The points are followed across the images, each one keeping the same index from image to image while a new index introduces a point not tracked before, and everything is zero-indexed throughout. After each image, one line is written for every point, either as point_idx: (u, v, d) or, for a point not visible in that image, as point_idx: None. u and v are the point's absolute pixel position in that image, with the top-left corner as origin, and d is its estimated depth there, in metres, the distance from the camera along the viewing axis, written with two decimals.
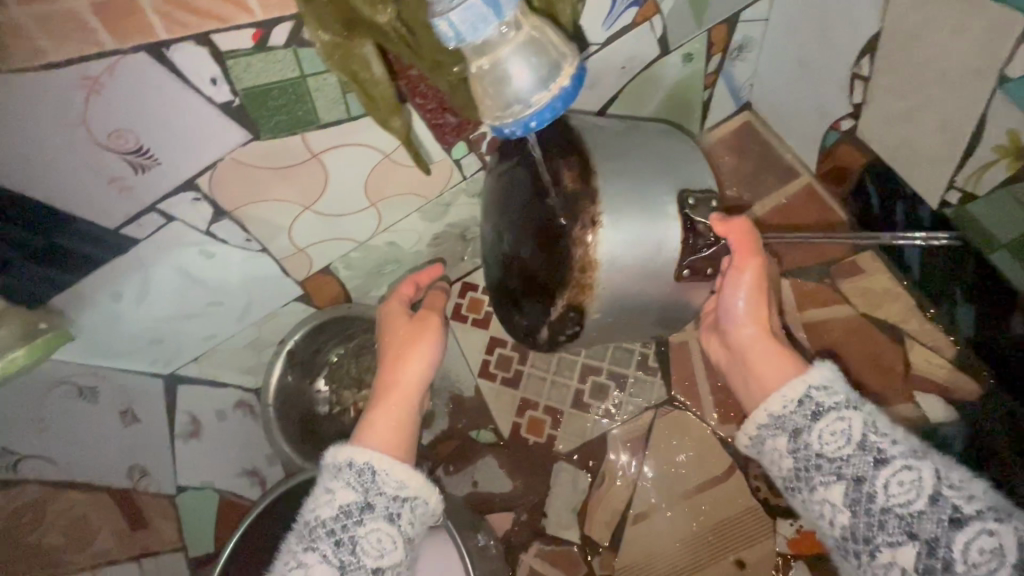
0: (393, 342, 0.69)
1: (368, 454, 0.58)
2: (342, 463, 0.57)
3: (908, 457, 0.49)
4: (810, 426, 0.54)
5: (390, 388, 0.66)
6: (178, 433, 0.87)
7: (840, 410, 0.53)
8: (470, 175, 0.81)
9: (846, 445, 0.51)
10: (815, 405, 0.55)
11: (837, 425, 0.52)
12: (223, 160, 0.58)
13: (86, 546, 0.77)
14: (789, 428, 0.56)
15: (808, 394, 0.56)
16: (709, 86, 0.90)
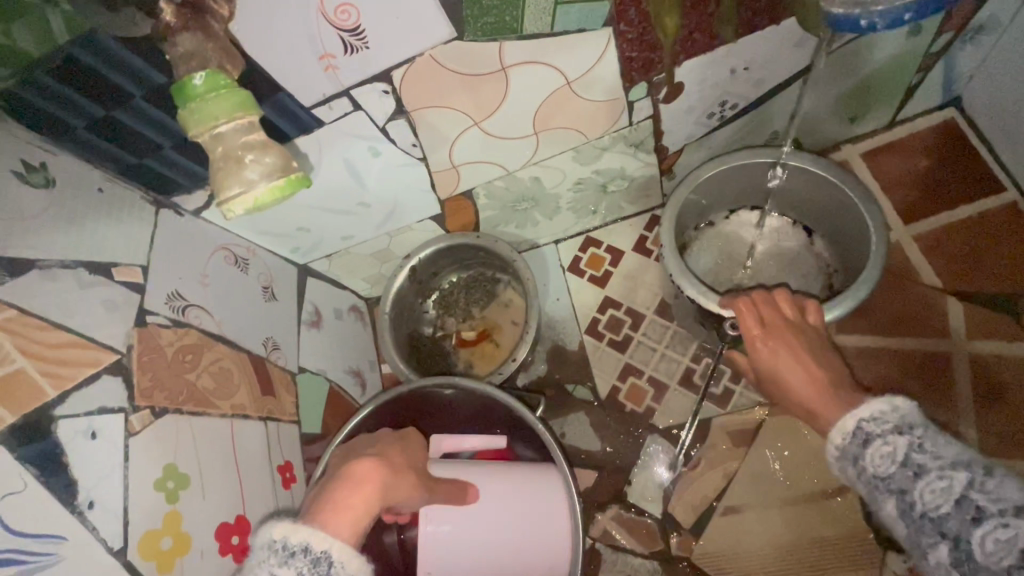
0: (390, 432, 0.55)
1: (331, 543, 0.44)
2: (296, 546, 0.43)
3: (893, 433, 0.53)
4: (875, 436, 0.54)
5: (363, 476, 0.50)
6: (304, 319, 0.93)
7: (886, 436, 0.53)
8: (637, 122, 0.77)
9: (886, 461, 0.53)
10: (864, 433, 0.55)
11: (883, 449, 0.53)
12: (421, 57, 0.58)
13: (229, 396, 0.70)
14: (846, 454, 0.56)
15: (859, 427, 0.56)
16: (924, 70, 0.79)
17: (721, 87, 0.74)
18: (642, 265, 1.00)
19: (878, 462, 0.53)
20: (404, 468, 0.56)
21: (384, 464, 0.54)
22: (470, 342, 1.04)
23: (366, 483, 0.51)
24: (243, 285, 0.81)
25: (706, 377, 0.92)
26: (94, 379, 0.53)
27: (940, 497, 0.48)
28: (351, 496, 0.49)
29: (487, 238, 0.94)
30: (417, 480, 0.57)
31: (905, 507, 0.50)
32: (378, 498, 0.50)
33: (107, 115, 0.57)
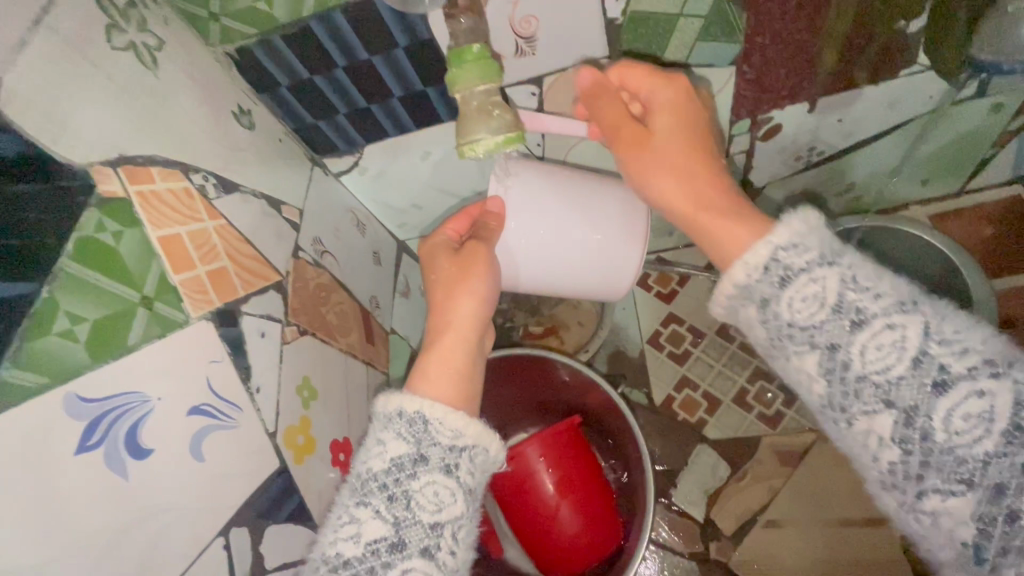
0: (444, 279, 0.69)
1: (418, 405, 0.59)
2: (393, 413, 0.58)
3: (892, 313, 0.46)
4: (805, 277, 0.49)
5: (442, 331, 0.67)
6: (398, 288, 1.02)
7: (812, 271, 0.49)
8: (732, 154, 0.87)
9: (822, 308, 0.48)
10: (780, 271, 0.50)
11: (807, 289, 0.49)
12: (573, 67, 0.69)
13: (348, 333, 0.79)
14: (758, 297, 0.52)
15: (775, 259, 0.50)
16: (998, 146, 0.87)
17: (815, 133, 0.83)
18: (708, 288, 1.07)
19: (870, 342, 0.46)
20: (447, 281, 0.69)
21: (438, 303, 0.69)
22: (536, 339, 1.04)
23: (439, 335, 0.67)
24: (359, 246, 0.91)
25: (760, 398, 0.96)
26: (266, 290, 0.63)
27: (948, 398, 0.44)
28: (431, 349, 0.66)
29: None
30: (459, 277, 0.68)
31: (810, 345, 0.49)
32: (453, 331, 0.67)
33: (310, 78, 0.68)
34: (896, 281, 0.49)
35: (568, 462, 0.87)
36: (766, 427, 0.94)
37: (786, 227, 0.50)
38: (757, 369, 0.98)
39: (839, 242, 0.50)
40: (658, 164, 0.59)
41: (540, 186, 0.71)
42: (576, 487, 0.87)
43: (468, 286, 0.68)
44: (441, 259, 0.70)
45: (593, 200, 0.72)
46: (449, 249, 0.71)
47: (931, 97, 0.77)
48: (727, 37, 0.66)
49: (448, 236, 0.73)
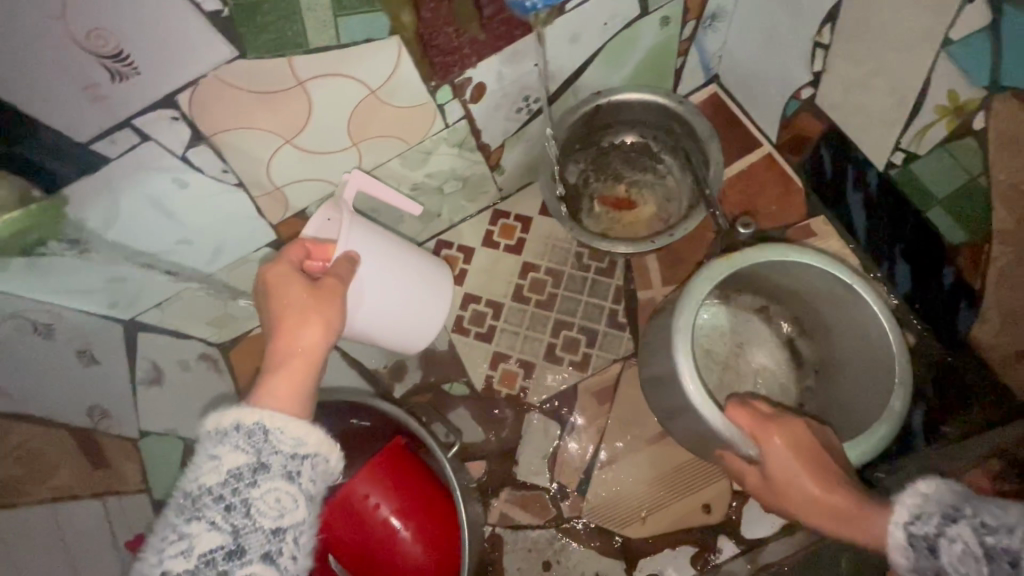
0: (288, 309, 0.61)
1: (259, 413, 0.50)
2: (227, 427, 0.49)
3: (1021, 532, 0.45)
4: (942, 539, 0.50)
5: (286, 358, 0.58)
6: (140, 379, 0.84)
7: (945, 532, 0.50)
8: (452, 124, 0.82)
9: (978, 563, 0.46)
10: (926, 542, 0.51)
11: (958, 550, 0.48)
12: (206, 78, 0.57)
13: (46, 479, 0.61)
14: (925, 546, 0.51)
15: (922, 504, 0.53)
16: (683, 54, 0.94)
17: (520, 84, 0.81)
18: (494, 258, 1.04)
19: None
20: (291, 310, 0.61)
21: (283, 323, 0.60)
22: (618, 203, 1.03)
23: (281, 356, 0.58)
24: (49, 354, 0.71)
25: (567, 347, 0.98)
26: None
27: None
28: (272, 372, 0.56)
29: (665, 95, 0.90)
30: (312, 308, 0.61)
31: None
32: (296, 358, 0.58)
33: None
34: (990, 503, 0.49)
35: (404, 477, 0.78)
36: (579, 374, 0.96)
37: (904, 501, 0.54)
38: (557, 322, 0.99)
39: (974, 497, 0.51)
40: (790, 478, 0.63)
41: (385, 250, 0.77)
42: (411, 516, 0.77)
43: (319, 314, 0.61)
44: (285, 281, 0.63)
45: (423, 269, 0.84)
46: (294, 269, 0.64)
47: (604, 24, 0.79)
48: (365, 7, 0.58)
49: (291, 265, 0.64)
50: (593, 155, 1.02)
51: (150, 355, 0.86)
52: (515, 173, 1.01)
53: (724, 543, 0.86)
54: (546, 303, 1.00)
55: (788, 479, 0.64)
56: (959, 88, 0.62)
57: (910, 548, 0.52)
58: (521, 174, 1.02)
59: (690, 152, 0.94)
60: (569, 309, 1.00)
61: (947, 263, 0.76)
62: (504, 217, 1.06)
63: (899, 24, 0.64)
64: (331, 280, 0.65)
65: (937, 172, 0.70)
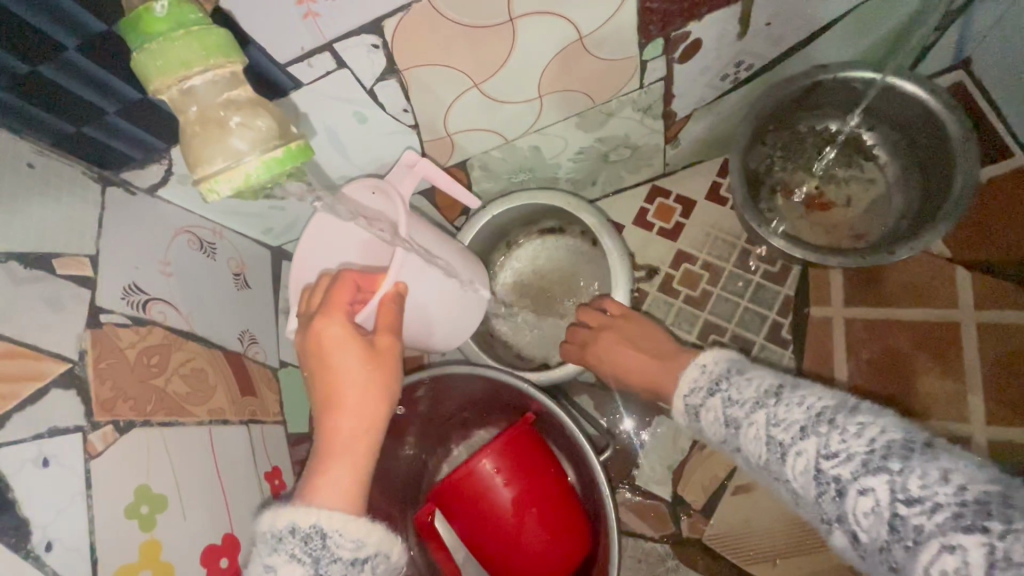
0: (340, 382, 0.48)
1: (312, 515, 0.44)
2: (281, 532, 0.44)
3: (753, 410, 0.50)
4: (702, 408, 0.56)
5: (341, 442, 0.48)
6: (282, 308, 0.84)
7: (727, 400, 0.53)
8: (647, 84, 0.70)
9: (722, 427, 0.53)
10: (710, 393, 0.56)
11: (738, 420, 0.51)
12: (420, 3, 0.50)
13: (205, 398, 0.62)
14: (692, 407, 0.57)
15: (702, 371, 0.58)
16: (942, 28, 0.75)
17: (740, 44, 0.68)
18: (644, 240, 0.94)
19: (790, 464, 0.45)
20: (348, 383, 0.48)
21: (337, 398, 0.48)
22: (805, 200, 0.87)
23: (340, 443, 0.48)
24: (211, 273, 0.71)
25: None
26: (41, 395, 0.45)
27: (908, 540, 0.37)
28: (328, 455, 0.48)
29: (917, 77, 0.73)
30: (367, 376, 0.49)
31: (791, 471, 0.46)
32: (361, 438, 0.48)
33: (35, 73, 0.46)
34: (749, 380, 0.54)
35: (526, 470, 0.73)
36: None
37: (686, 376, 0.59)
38: (707, 324, 0.88)
39: (738, 371, 0.56)
40: (610, 357, 0.74)
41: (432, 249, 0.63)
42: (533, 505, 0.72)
43: (379, 381, 0.49)
44: (329, 338, 0.49)
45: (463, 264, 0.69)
46: (348, 317, 0.50)
47: None
48: None
49: (340, 322, 0.49)
50: (787, 138, 0.85)
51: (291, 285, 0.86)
52: (689, 150, 0.89)
53: None
54: (697, 299, 0.90)
55: (620, 370, 0.72)
56: None
57: (688, 412, 0.59)
58: (695, 151, 0.89)
59: (927, 159, 0.78)
60: (724, 312, 0.88)
61: None
62: (663, 196, 0.94)
63: None
64: (387, 334, 0.52)
65: None
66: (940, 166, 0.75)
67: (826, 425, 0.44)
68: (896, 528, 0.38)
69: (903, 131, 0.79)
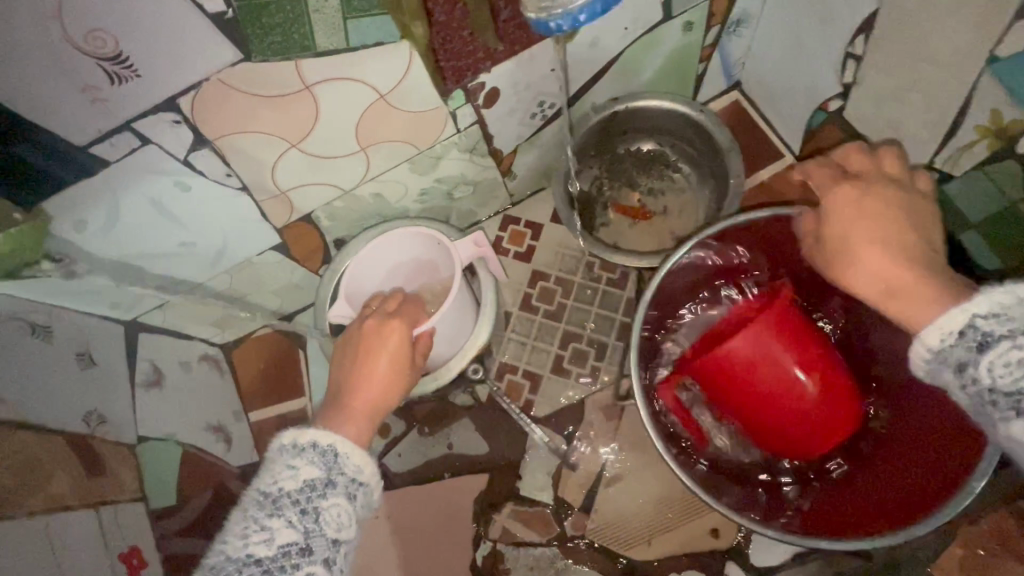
0: (380, 364, 0.66)
1: (333, 436, 0.54)
2: (306, 442, 0.52)
3: (1019, 331, 0.43)
4: (985, 343, 0.45)
5: (362, 404, 0.62)
6: (140, 381, 0.82)
7: (1012, 337, 0.43)
8: (463, 128, 0.79)
9: (1017, 374, 0.42)
10: (979, 336, 0.45)
11: (1009, 355, 0.43)
12: (209, 80, 0.54)
13: (39, 488, 0.60)
14: (953, 361, 0.47)
15: (971, 326, 0.46)
16: (705, 60, 0.90)
17: (535, 88, 0.79)
18: (502, 265, 1.01)
19: None
20: (381, 367, 0.66)
21: (370, 369, 0.65)
22: (632, 214, 0.98)
23: (357, 403, 0.62)
24: (48, 357, 0.70)
25: (576, 360, 0.95)
26: None
27: None
28: (348, 411, 0.61)
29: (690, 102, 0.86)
30: (397, 371, 0.66)
31: (1017, 416, 0.42)
32: (370, 403, 0.63)
33: None
34: None
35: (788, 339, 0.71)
36: (588, 386, 0.94)
37: (949, 315, 0.48)
38: (566, 333, 0.96)
39: None
40: (851, 253, 0.57)
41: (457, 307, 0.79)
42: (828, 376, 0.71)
43: (398, 379, 0.66)
44: (392, 333, 0.68)
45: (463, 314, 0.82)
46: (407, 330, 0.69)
47: (626, 27, 0.76)
48: (376, 10, 0.55)
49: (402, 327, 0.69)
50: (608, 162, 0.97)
51: (150, 356, 0.85)
52: (527, 180, 0.98)
53: (731, 568, 0.85)
54: (555, 312, 0.98)
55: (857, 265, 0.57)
56: (1003, 106, 0.59)
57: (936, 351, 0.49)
58: (533, 179, 0.99)
59: (715, 166, 0.91)
60: (578, 319, 0.97)
61: None
62: (514, 223, 1.03)
63: (941, 35, 0.61)
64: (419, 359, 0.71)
65: (979, 193, 0.67)
66: (723, 175, 0.89)
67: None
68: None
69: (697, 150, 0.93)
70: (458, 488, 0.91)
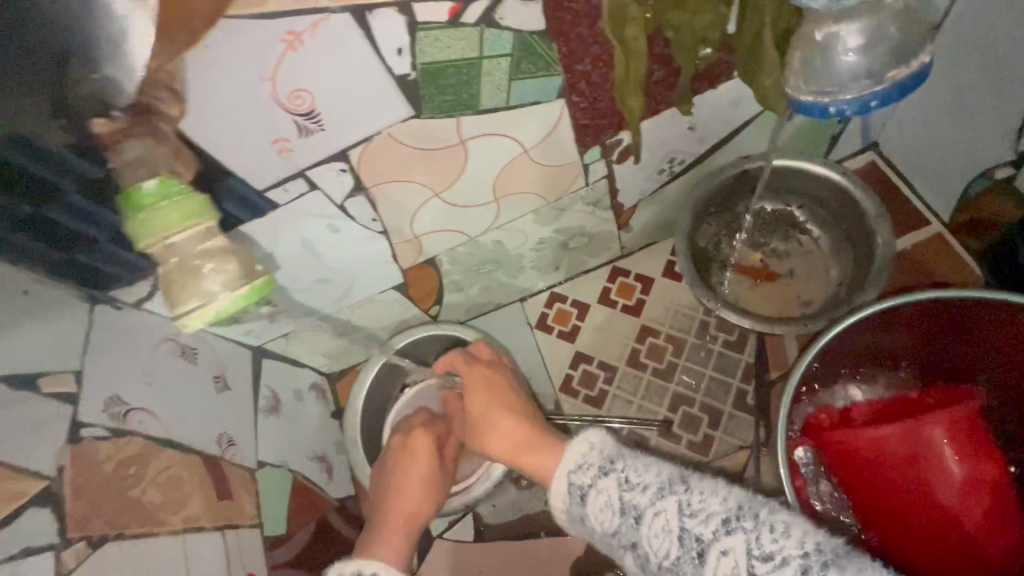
0: (412, 473, 0.68)
1: (376, 565, 0.53)
2: (350, 573, 0.52)
3: (658, 499, 0.45)
4: (591, 490, 0.48)
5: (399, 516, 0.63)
6: (261, 406, 0.86)
7: (719, 541, 0.41)
8: (592, 182, 0.79)
9: (675, 549, 0.43)
10: (634, 513, 0.45)
11: (724, 566, 0.41)
12: (380, 134, 0.58)
13: (180, 507, 0.62)
14: (576, 512, 0.51)
15: (571, 481, 0.50)
16: (844, 120, 0.85)
17: (668, 146, 0.78)
18: (609, 317, 0.99)
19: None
20: (411, 477, 0.67)
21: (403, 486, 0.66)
22: (753, 274, 0.94)
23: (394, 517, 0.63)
24: (192, 378, 0.74)
25: (686, 426, 0.90)
26: (16, 516, 0.47)
27: None
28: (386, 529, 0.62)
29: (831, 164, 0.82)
30: (428, 477, 0.68)
31: None
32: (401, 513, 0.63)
33: (37, 214, 0.52)
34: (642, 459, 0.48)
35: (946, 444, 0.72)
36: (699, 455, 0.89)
37: (573, 448, 0.51)
38: (676, 395, 0.92)
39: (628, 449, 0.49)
40: (485, 423, 0.64)
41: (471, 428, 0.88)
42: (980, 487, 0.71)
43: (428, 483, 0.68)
44: (415, 446, 0.70)
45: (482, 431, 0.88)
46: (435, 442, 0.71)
47: None
48: (542, 72, 0.57)
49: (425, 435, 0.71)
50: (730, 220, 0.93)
51: (271, 383, 0.89)
52: (642, 233, 0.97)
53: None
54: (665, 371, 0.94)
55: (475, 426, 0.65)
56: None
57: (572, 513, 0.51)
58: (647, 232, 0.97)
59: (853, 230, 0.85)
60: (690, 382, 0.93)
61: None
62: (624, 275, 1.00)
63: None
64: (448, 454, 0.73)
65: None
66: (863, 241, 0.83)
67: (750, 520, 0.41)
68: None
69: (831, 212, 0.88)
70: (555, 548, 0.88)
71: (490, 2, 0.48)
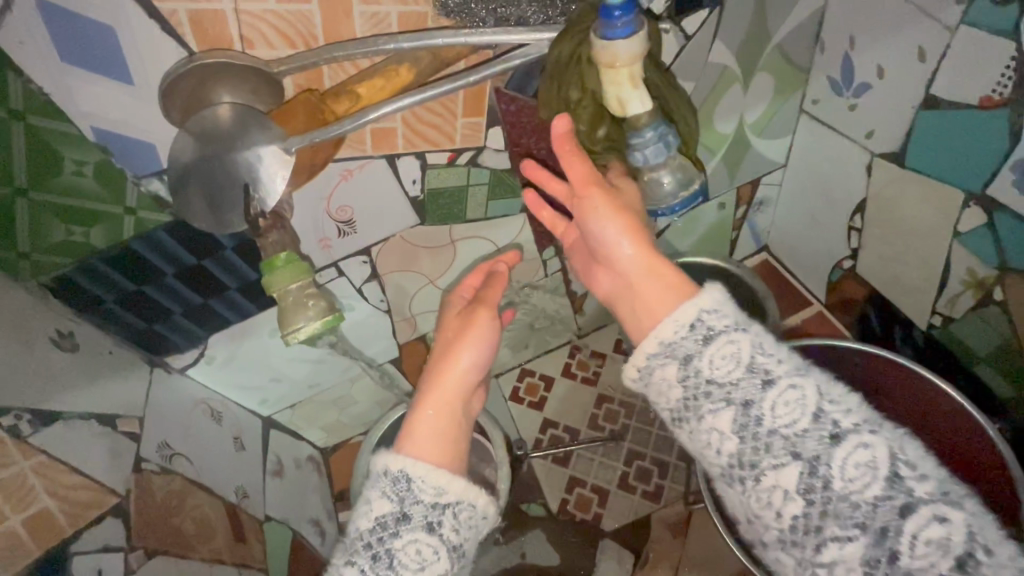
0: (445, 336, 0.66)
1: (402, 461, 0.54)
2: (379, 472, 0.54)
3: (793, 376, 0.49)
4: (720, 337, 0.50)
5: (439, 381, 0.63)
6: (269, 469, 0.97)
7: (861, 434, 0.47)
8: (550, 273, 1.02)
9: (794, 435, 0.47)
10: (765, 373, 0.49)
11: (860, 455, 0.46)
12: (394, 236, 0.80)
13: (209, 538, 0.74)
14: (681, 354, 0.51)
15: (700, 319, 0.51)
16: (737, 229, 1.13)
17: None
18: (572, 387, 1.15)
19: (848, 463, 0.46)
20: (451, 333, 0.65)
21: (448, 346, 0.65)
22: None
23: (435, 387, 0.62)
24: (218, 437, 0.87)
25: (640, 477, 1.05)
26: (99, 519, 0.62)
27: (913, 525, 0.44)
28: (428, 395, 0.62)
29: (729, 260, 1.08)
30: (471, 353, 0.64)
31: (791, 459, 0.47)
32: (447, 393, 0.62)
33: (138, 290, 0.69)
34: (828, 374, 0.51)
35: None
36: (652, 503, 1.03)
37: (702, 299, 0.51)
38: (630, 451, 1.08)
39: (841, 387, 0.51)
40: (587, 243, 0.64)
41: None
42: None
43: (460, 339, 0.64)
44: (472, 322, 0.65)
45: None
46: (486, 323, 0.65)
47: None
48: (510, 195, 0.83)
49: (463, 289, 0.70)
50: None
51: (277, 450, 1.00)
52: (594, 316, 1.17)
53: None
54: (620, 432, 1.10)
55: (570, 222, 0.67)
56: (976, 267, 0.79)
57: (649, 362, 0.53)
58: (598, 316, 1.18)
59: (754, 309, 1.09)
60: (641, 440, 1.09)
61: (1001, 411, 0.84)
62: (581, 351, 1.18)
63: (917, 218, 0.83)
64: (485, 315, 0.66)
65: (974, 331, 0.83)
66: (761, 317, 1.08)
67: (891, 432, 0.48)
68: (909, 513, 0.45)
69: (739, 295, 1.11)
70: None
71: (475, 152, 0.74)
